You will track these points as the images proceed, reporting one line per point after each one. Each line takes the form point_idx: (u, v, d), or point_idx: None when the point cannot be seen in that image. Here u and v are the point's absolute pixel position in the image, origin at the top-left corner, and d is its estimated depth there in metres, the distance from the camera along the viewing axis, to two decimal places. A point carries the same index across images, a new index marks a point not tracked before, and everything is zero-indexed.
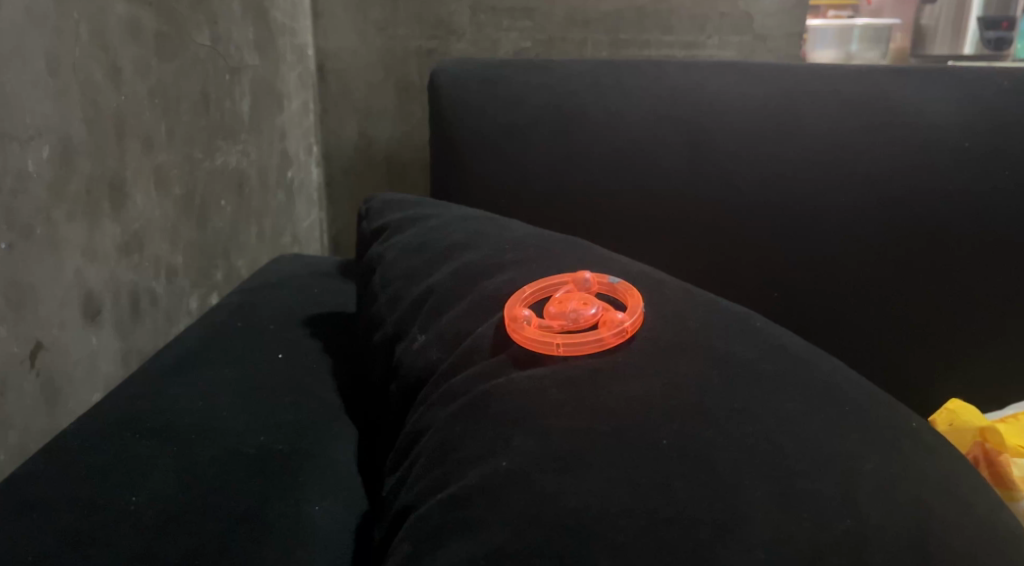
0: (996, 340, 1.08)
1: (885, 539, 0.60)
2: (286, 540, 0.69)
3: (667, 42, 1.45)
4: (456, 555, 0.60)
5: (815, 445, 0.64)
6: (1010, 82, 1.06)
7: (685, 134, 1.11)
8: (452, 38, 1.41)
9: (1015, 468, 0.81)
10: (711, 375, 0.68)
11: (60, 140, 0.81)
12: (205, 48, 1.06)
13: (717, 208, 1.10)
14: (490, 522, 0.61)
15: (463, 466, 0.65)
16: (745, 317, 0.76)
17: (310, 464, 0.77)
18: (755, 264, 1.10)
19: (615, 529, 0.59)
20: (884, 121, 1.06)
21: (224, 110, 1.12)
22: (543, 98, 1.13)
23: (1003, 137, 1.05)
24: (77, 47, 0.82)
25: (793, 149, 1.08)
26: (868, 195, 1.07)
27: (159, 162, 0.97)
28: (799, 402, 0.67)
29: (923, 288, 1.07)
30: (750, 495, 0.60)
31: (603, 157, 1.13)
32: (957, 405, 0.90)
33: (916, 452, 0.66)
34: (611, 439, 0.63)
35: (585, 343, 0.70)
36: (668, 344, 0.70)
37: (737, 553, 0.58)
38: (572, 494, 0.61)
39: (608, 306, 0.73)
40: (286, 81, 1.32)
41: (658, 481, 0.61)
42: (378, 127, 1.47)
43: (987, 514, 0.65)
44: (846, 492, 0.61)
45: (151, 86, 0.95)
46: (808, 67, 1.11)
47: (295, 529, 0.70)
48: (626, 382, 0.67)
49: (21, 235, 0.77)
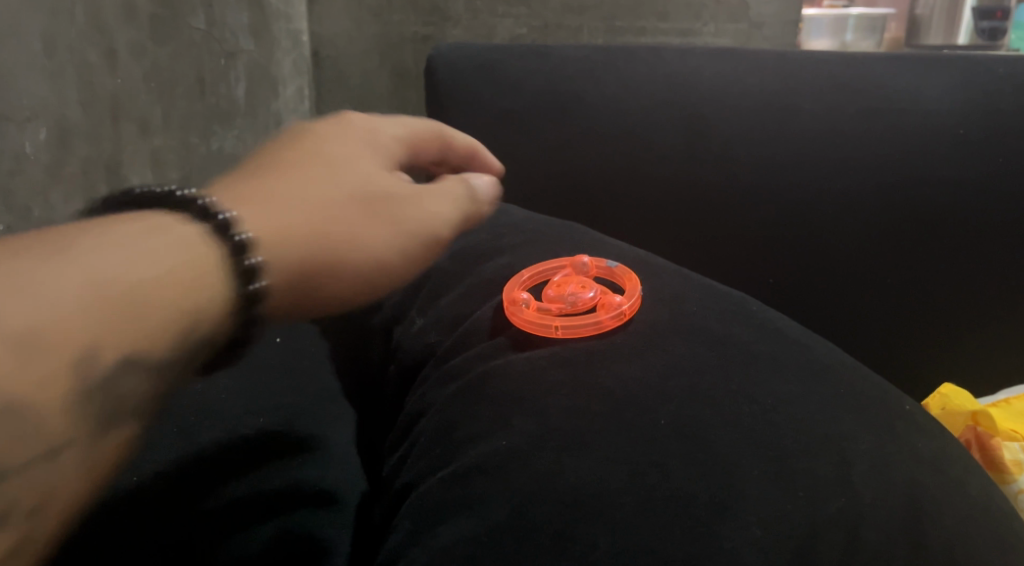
0: (993, 322, 1.09)
1: (880, 516, 0.61)
2: (280, 523, 0.69)
3: (663, 29, 1.45)
4: (457, 532, 0.60)
5: (811, 425, 0.65)
6: (1005, 70, 1.06)
7: (682, 120, 1.12)
8: (448, 24, 1.41)
9: (1006, 452, 0.82)
10: (709, 355, 0.70)
11: (56, 121, 0.81)
12: (199, 32, 1.06)
13: (712, 194, 1.11)
14: (490, 499, 0.61)
15: (463, 445, 0.66)
16: (742, 301, 0.78)
17: (310, 447, 0.77)
18: (751, 249, 1.11)
19: (615, 506, 0.59)
20: (880, 108, 1.06)
21: (218, 95, 1.13)
22: (540, 84, 1.16)
23: (1001, 124, 1.05)
24: (74, 29, 0.82)
25: (789, 136, 1.08)
26: (865, 181, 1.06)
27: (155, 146, 0.97)
28: (793, 384, 0.68)
29: (920, 274, 1.07)
30: (747, 474, 0.61)
31: (601, 143, 1.15)
32: (950, 389, 0.91)
33: (908, 433, 0.68)
34: (610, 418, 0.64)
35: (584, 326, 0.73)
36: (665, 327, 0.73)
37: (735, 529, 0.58)
38: (571, 472, 0.61)
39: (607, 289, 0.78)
40: (281, 66, 1.31)
41: (656, 460, 0.62)
42: (374, 113, 1.47)
43: (979, 497, 0.66)
44: (842, 473, 0.62)
45: (146, 70, 0.95)
46: (805, 55, 1.11)
47: (291, 512, 0.70)
48: (623, 363, 0.69)
49: (19, 216, 0.80)
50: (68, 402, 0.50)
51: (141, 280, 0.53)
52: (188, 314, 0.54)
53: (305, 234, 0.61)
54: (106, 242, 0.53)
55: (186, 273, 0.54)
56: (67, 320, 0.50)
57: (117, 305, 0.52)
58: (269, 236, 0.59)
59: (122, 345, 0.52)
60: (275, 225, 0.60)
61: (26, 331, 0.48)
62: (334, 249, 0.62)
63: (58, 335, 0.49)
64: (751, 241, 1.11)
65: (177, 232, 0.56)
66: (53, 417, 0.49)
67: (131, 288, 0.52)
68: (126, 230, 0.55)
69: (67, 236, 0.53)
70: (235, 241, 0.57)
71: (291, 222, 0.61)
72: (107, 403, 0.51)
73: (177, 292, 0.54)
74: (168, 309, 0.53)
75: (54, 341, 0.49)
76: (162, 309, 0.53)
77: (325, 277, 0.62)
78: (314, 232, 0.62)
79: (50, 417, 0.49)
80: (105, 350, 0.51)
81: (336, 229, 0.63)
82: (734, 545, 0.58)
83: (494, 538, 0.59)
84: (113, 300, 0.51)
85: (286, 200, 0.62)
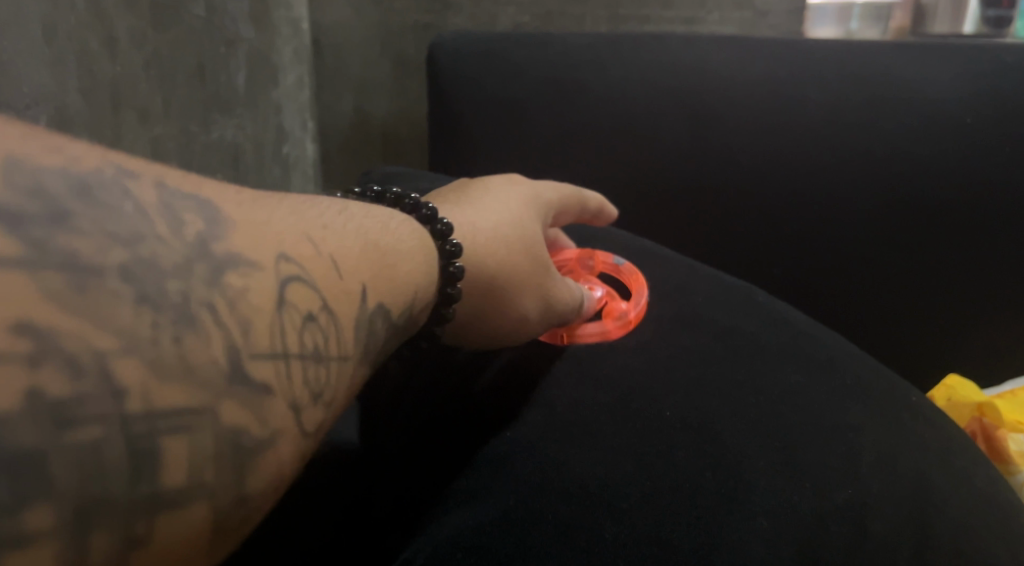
0: (999, 322, 1.06)
1: (887, 507, 0.61)
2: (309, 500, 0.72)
3: (668, 18, 1.43)
4: (461, 521, 0.59)
5: (816, 418, 0.65)
6: (1010, 59, 1.06)
7: (686, 108, 1.11)
8: (450, 12, 1.40)
9: (1011, 443, 0.82)
10: (716, 346, 0.71)
11: (57, 109, 0.80)
12: (200, 18, 1.05)
13: (717, 183, 1.10)
14: (496, 488, 0.61)
15: (469, 437, 0.66)
16: (749, 292, 0.79)
17: None
18: (754, 240, 1.10)
19: (621, 495, 0.59)
20: (886, 97, 1.06)
21: (220, 83, 1.11)
22: (542, 73, 1.15)
23: (1005, 114, 1.03)
24: (73, 15, 0.81)
25: (794, 124, 1.08)
26: (871, 171, 1.05)
27: (156, 134, 0.96)
28: (801, 375, 0.69)
29: (926, 265, 1.06)
30: (751, 466, 0.61)
31: (604, 133, 1.14)
32: (955, 380, 0.91)
33: (914, 424, 0.68)
34: (615, 410, 0.65)
35: (590, 334, 0.74)
36: (671, 320, 0.74)
37: (743, 519, 0.58)
38: (578, 462, 0.61)
39: (613, 295, 0.79)
40: (281, 55, 1.30)
41: (661, 451, 0.62)
42: (375, 103, 1.47)
43: (985, 490, 0.66)
44: (847, 466, 0.63)
45: (147, 57, 0.94)
46: (814, 45, 1.10)
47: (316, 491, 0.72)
48: (630, 356, 0.70)
49: None
50: (348, 351, 0.49)
51: (383, 261, 0.54)
52: (416, 301, 0.58)
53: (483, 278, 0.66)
54: (352, 222, 0.54)
55: (416, 268, 0.58)
56: (351, 278, 0.50)
57: (374, 276, 0.52)
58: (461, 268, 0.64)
59: (379, 310, 0.52)
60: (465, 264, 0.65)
61: (331, 276, 0.48)
62: (504, 300, 0.68)
63: (344, 293, 0.49)
64: (756, 233, 1.10)
65: (414, 232, 0.61)
66: (340, 359, 0.48)
67: (379, 266, 0.53)
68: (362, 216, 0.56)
69: (328, 208, 0.53)
70: (449, 246, 0.62)
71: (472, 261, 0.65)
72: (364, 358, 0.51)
73: (406, 278, 0.56)
74: (404, 299, 0.56)
75: (343, 295, 0.49)
76: (398, 288, 0.55)
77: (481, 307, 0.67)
78: (483, 278, 0.66)
79: (339, 357, 0.48)
80: (372, 308, 0.51)
81: (510, 282, 0.68)
82: (740, 536, 0.57)
83: (501, 527, 0.58)
84: (372, 270, 0.52)
85: (488, 241, 0.67)
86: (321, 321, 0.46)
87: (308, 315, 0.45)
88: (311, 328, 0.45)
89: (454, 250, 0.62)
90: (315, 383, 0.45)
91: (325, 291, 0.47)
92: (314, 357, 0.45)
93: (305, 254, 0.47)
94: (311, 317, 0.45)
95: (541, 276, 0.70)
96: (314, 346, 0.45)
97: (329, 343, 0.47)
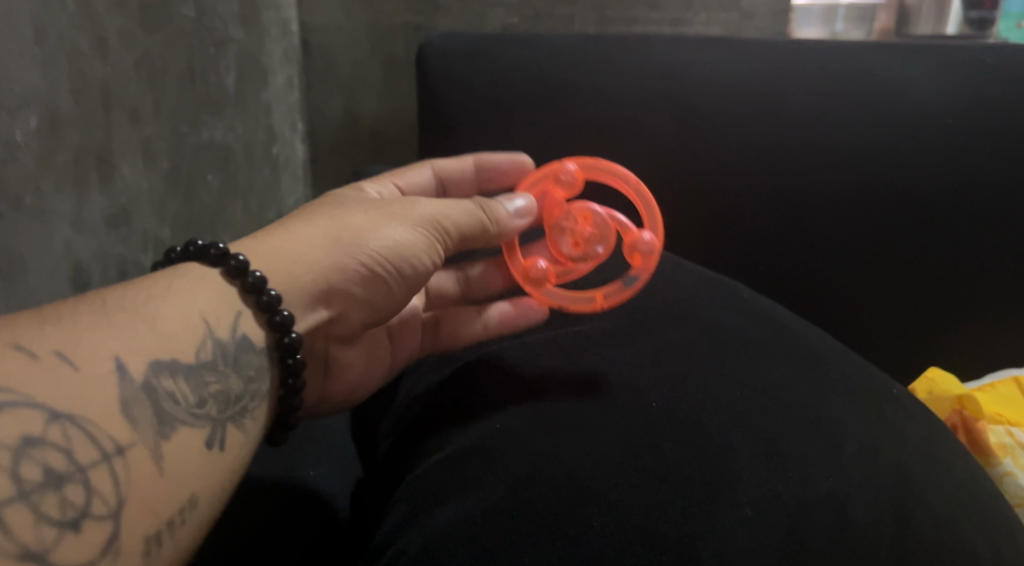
0: (993, 308, 1.07)
1: (867, 496, 0.63)
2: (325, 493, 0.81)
3: (655, 19, 1.43)
4: (453, 513, 0.62)
5: (801, 411, 0.67)
6: (992, 59, 1.07)
7: (675, 108, 1.12)
8: (439, 13, 1.41)
9: (991, 435, 0.83)
10: (699, 340, 0.72)
11: (48, 110, 0.80)
12: (189, 20, 1.06)
13: (704, 182, 1.12)
14: (489, 482, 0.63)
15: (459, 431, 0.68)
16: (734, 289, 0.80)
17: (330, 468, 0.84)
18: (740, 238, 1.11)
19: (608, 486, 0.62)
20: (869, 96, 1.07)
21: (210, 84, 1.12)
22: (531, 74, 1.16)
23: (985, 113, 1.05)
24: (63, 17, 0.82)
25: (779, 123, 1.09)
26: (857, 171, 1.07)
27: (146, 134, 0.97)
28: (786, 369, 0.70)
29: (909, 259, 1.07)
30: (738, 457, 0.63)
31: (592, 133, 1.15)
32: (935, 372, 0.92)
33: (895, 415, 0.70)
34: (603, 402, 0.67)
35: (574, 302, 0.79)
36: (657, 315, 0.75)
37: (726, 509, 0.61)
38: (565, 453, 0.64)
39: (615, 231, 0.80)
40: (271, 55, 1.31)
41: (649, 443, 0.64)
42: (364, 103, 1.48)
43: (965, 480, 0.68)
44: (831, 454, 0.65)
45: (137, 57, 0.94)
46: (798, 46, 1.11)
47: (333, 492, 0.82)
48: (618, 348, 0.73)
49: (11, 206, 0.77)
50: (124, 438, 0.58)
51: (146, 317, 0.62)
52: (212, 328, 0.65)
53: (311, 260, 0.73)
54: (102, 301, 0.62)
55: (196, 302, 0.66)
56: (97, 361, 0.58)
57: (134, 339, 0.60)
58: (281, 279, 0.71)
59: (155, 372, 0.61)
60: (285, 270, 0.71)
61: (69, 386, 0.57)
62: (345, 268, 0.74)
63: (81, 385, 0.57)
64: (745, 236, 1.11)
65: (191, 273, 0.68)
66: (116, 453, 0.57)
67: (144, 329, 0.61)
68: (119, 288, 0.63)
69: (65, 304, 0.61)
70: (234, 264, 0.68)
71: (300, 266, 0.72)
72: (168, 426, 0.60)
73: (181, 321, 0.64)
74: (189, 336, 0.63)
75: (90, 386, 0.57)
76: (174, 336, 0.63)
77: (336, 307, 0.76)
78: (322, 266, 0.73)
79: (113, 452, 0.57)
80: (143, 378, 0.60)
81: (338, 249, 0.74)
82: (726, 523, 0.60)
83: (489, 517, 0.61)
84: (130, 338, 0.60)
85: (296, 235, 0.73)
86: (72, 441, 0.55)
87: (40, 447, 0.54)
88: (52, 457, 0.55)
89: (240, 263, 0.68)
90: (79, 499, 0.55)
91: (56, 404, 0.56)
92: (70, 477, 0.55)
93: (33, 363, 0.56)
94: (44, 448, 0.54)
95: (370, 225, 0.76)
96: (64, 470, 0.55)
97: (74, 453, 0.55)
